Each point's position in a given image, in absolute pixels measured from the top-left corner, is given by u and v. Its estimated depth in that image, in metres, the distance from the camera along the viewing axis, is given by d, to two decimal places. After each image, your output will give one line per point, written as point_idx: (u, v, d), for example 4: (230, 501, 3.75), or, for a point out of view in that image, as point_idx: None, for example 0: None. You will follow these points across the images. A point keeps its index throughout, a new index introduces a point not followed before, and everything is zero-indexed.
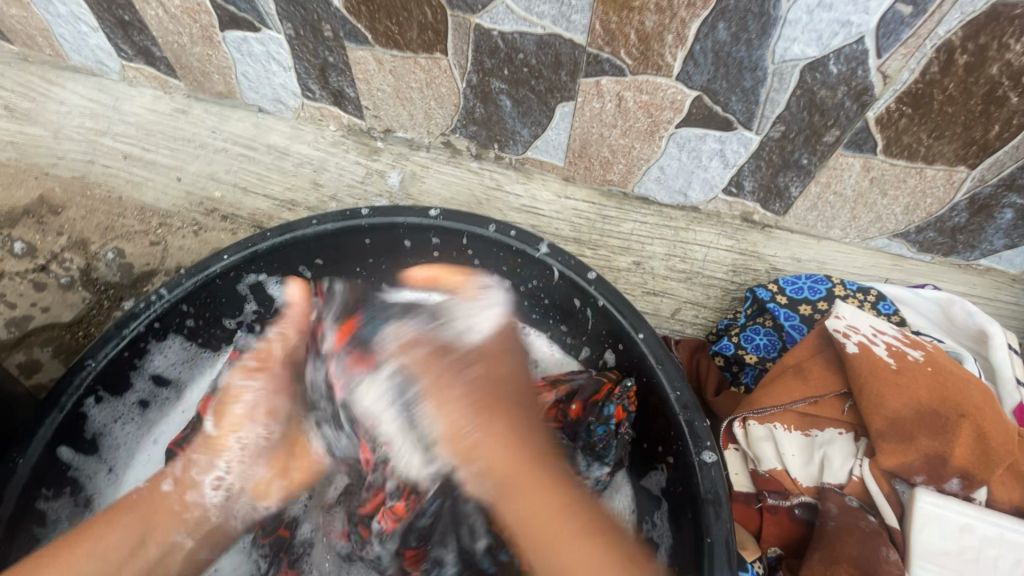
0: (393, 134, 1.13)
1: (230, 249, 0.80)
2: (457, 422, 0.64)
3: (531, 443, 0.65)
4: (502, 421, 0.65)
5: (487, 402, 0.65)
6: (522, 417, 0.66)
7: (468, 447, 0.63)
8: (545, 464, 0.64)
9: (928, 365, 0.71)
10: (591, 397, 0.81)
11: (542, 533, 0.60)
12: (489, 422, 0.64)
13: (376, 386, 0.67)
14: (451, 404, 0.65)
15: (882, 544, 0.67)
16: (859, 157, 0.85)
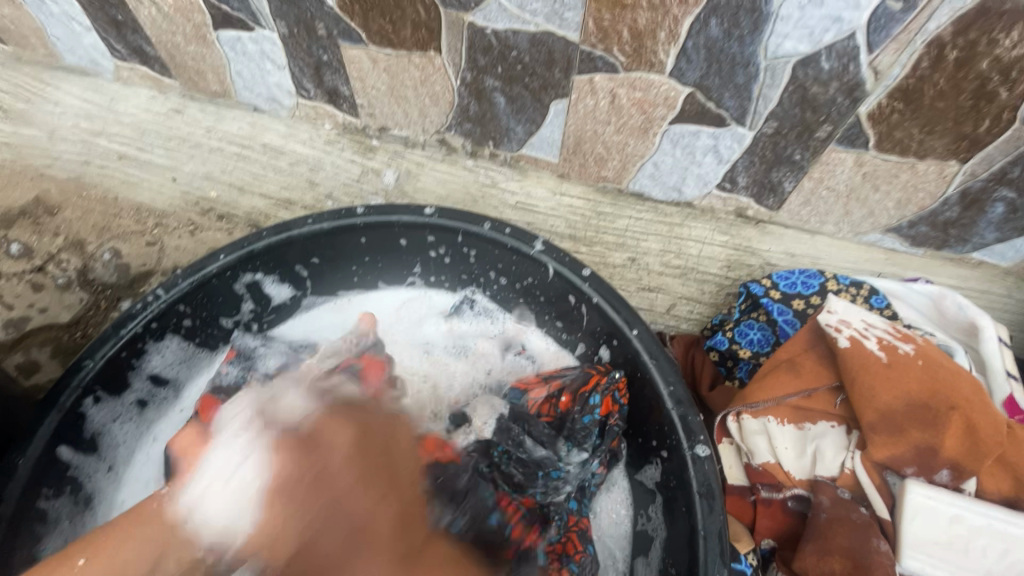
0: (388, 133, 1.13)
1: (226, 249, 0.80)
2: (289, 520, 0.57)
3: (371, 565, 0.54)
4: (322, 488, 0.58)
5: (363, 465, 0.60)
6: (363, 493, 0.58)
7: (332, 538, 0.55)
8: (406, 542, 0.57)
9: (919, 359, 0.72)
10: (579, 389, 0.82)
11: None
12: (326, 522, 0.56)
13: (228, 456, 0.63)
14: (281, 472, 0.59)
15: (873, 536, 0.68)
16: (851, 152, 0.85)
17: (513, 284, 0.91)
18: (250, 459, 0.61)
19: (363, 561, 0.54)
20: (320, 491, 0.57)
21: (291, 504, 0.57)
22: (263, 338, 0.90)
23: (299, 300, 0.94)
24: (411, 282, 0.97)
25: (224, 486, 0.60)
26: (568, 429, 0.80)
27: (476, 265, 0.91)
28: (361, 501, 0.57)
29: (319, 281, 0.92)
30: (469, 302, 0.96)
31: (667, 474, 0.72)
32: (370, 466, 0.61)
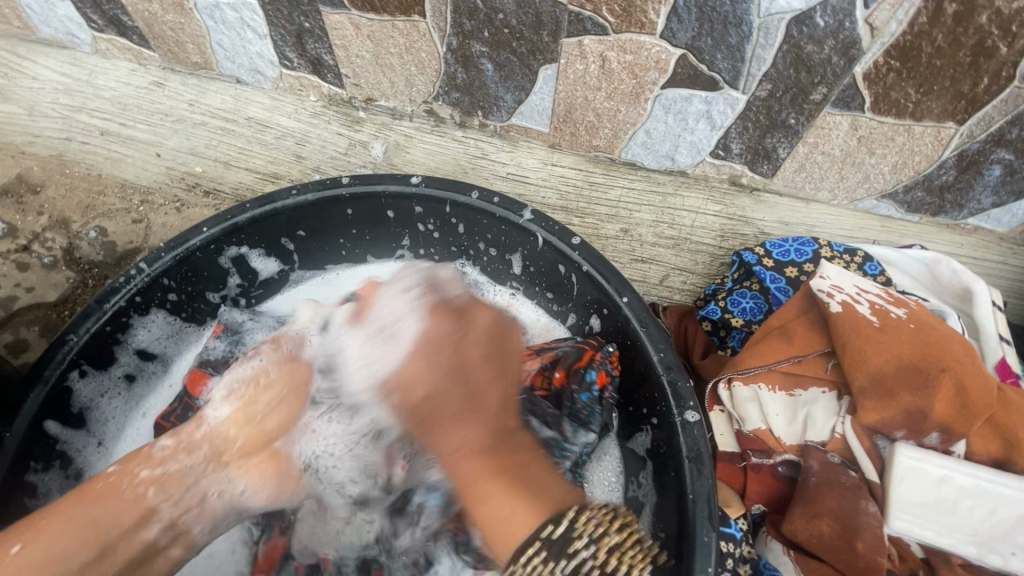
0: (375, 104, 1.10)
1: (210, 222, 0.78)
2: (420, 371, 0.68)
3: (476, 440, 0.65)
4: (462, 396, 0.66)
5: (452, 350, 0.68)
6: (484, 367, 0.68)
7: (446, 412, 0.66)
8: (498, 440, 0.66)
9: (910, 323, 0.72)
10: (574, 364, 0.80)
11: (496, 505, 0.61)
12: (444, 386, 0.66)
13: (381, 342, 0.72)
14: (422, 350, 0.69)
15: (861, 499, 0.69)
16: (847, 116, 0.83)
17: (502, 255, 0.90)
18: (410, 317, 0.71)
19: (457, 411, 0.65)
20: (460, 355, 0.68)
21: (427, 364, 0.68)
22: (250, 312, 0.89)
23: (287, 275, 0.93)
24: (400, 256, 0.96)
25: (387, 345, 0.71)
26: (571, 408, 0.79)
27: (465, 236, 0.89)
28: (484, 371, 0.68)
29: (307, 254, 0.91)
30: None
31: (657, 440, 0.72)
32: (461, 368, 0.67)
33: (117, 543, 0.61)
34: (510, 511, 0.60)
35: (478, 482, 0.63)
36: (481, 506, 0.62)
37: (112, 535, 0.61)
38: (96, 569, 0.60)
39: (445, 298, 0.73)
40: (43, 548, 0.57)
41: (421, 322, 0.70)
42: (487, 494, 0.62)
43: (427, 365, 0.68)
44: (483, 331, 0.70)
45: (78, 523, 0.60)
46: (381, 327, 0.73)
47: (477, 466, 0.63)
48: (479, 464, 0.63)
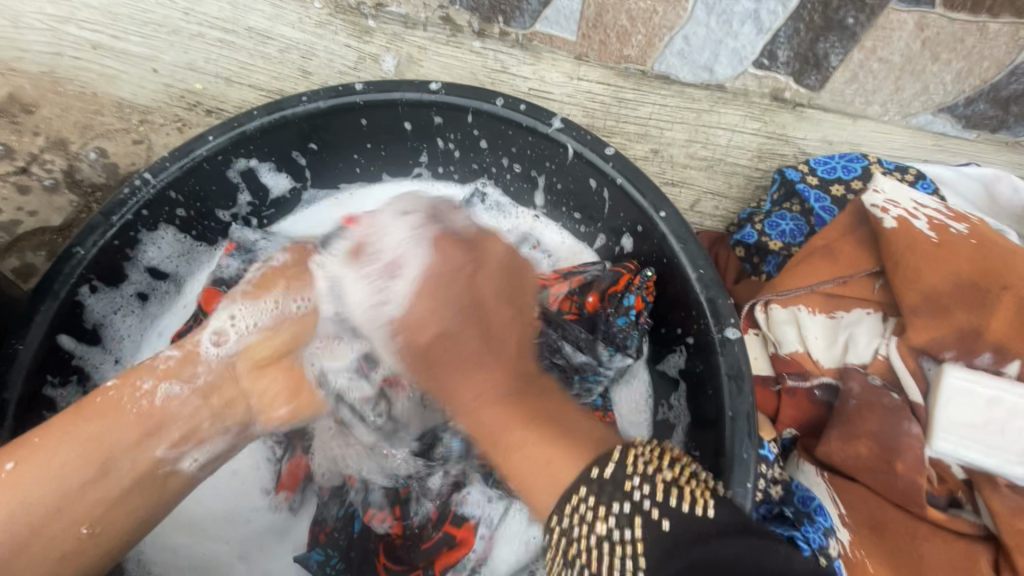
0: (385, 10, 1.00)
1: (215, 130, 0.73)
2: (438, 313, 0.58)
3: (486, 373, 0.58)
4: (459, 306, 0.59)
5: (446, 288, 0.59)
6: (456, 305, 0.59)
7: (459, 353, 0.58)
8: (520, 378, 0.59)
9: (973, 238, 0.67)
10: (609, 288, 0.76)
11: (529, 455, 0.52)
12: (456, 314, 0.58)
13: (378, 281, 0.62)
14: (424, 289, 0.60)
15: (904, 420, 0.66)
16: (913, 13, 0.75)
17: (528, 172, 0.84)
18: (415, 246, 0.62)
19: (471, 374, 0.57)
20: (447, 292, 0.59)
21: (433, 303, 0.59)
22: (262, 232, 0.84)
23: (299, 194, 0.88)
24: (417, 174, 0.90)
25: (389, 281, 0.61)
26: (603, 330, 0.76)
27: (488, 152, 0.84)
28: (497, 312, 0.60)
29: (319, 171, 0.86)
30: (480, 195, 0.89)
31: (692, 360, 0.69)
32: (459, 273, 0.60)
33: (121, 456, 0.56)
34: (544, 461, 0.51)
35: (507, 431, 0.54)
36: (511, 459, 0.53)
37: (113, 454, 0.56)
38: (100, 488, 0.55)
39: (448, 231, 0.64)
40: (40, 465, 0.53)
41: (429, 253, 0.61)
42: (480, 413, 0.56)
43: (442, 305, 0.58)
44: (495, 265, 0.62)
45: (77, 447, 0.55)
46: (325, 331, 0.67)
47: (501, 410, 0.56)
48: (501, 395, 0.57)
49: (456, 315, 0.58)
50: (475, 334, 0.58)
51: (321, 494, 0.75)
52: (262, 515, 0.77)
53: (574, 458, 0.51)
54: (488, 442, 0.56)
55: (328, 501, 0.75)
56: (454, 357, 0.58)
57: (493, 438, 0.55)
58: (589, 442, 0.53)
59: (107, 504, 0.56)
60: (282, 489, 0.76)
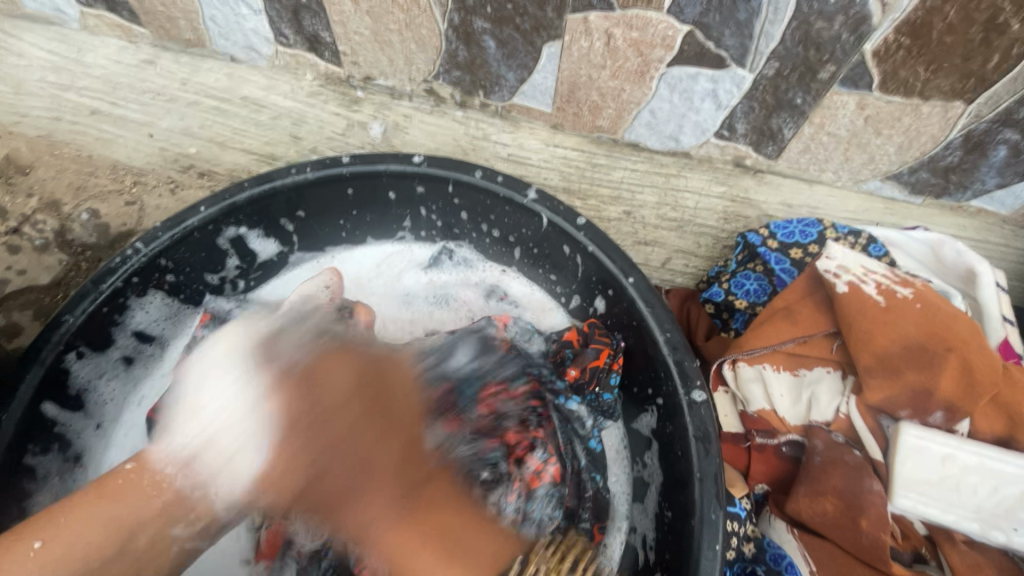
0: (373, 83, 1.07)
1: (207, 201, 0.77)
2: (292, 452, 0.62)
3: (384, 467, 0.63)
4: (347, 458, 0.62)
5: (348, 417, 0.64)
6: (370, 426, 0.64)
7: (339, 484, 0.62)
8: (401, 476, 0.63)
9: (918, 302, 0.71)
10: (592, 364, 0.80)
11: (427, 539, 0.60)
12: (331, 451, 0.62)
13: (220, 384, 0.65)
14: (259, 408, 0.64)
15: (866, 476, 0.69)
16: (854, 95, 0.82)
17: (506, 237, 0.88)
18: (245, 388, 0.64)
19: (360, 493, 0.61)
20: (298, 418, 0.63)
21: (292, 437, 0.62)
22: (237, 301, 0.89)
23: (286, 257, 0.91)
24: (399, 237, 0.94)
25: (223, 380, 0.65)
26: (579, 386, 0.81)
27: (468, 219, 0.88)
28: (362, 438, 0.63)
29: (306, 235, 0.89)
30: (447, 253, 0.94)
31: (662, 421, 0.72)
32: (377, 403, 0.66)
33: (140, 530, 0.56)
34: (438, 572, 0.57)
35: (399, 554, 0.59)
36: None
37: (136, 529, 0.56)
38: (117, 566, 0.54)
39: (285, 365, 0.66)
40: (59, 549, 0.52)
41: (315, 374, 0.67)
42: (324, 486, 0.62)
43: (341, 423, 0.64)
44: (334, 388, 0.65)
45: (109, 517, 0.55)
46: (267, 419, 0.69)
47: (373, 501, 0.61)
48: (406, 523, 0.60)
49: (315, 441, 0.63)
50: (368, 417, 0.65)
51: (300, 560, 0.75)
52: None
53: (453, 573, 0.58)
54: (364, 540, 0.60)
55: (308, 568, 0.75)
56: (333, 442, 0.62)
57: (368, 535, 0.60)
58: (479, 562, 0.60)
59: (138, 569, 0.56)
60: (261, 557, 0.76)
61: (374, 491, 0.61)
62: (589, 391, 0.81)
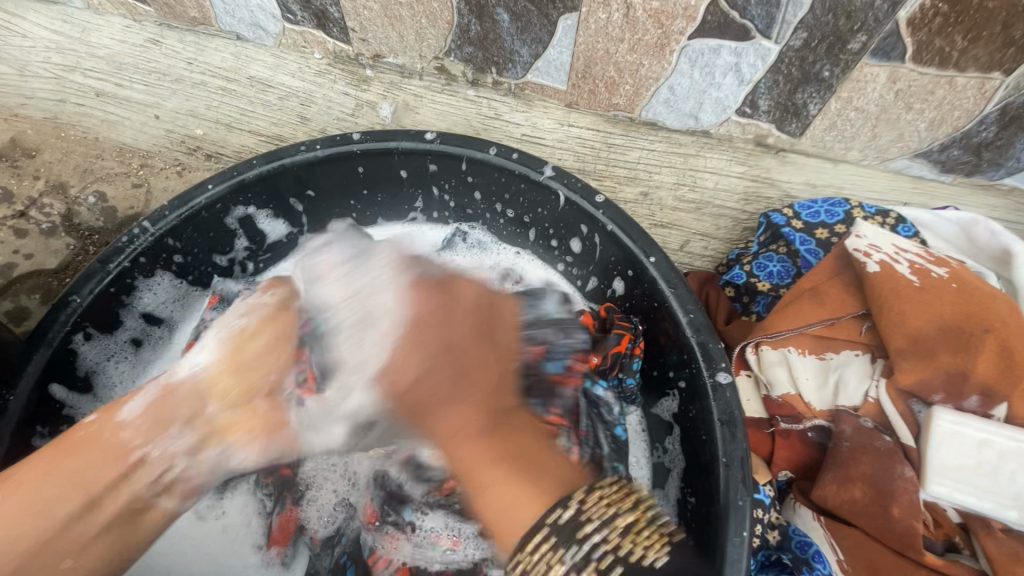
0: (383, 61, 1.03)
1: (215, 178, 0.75)
2: (411, 354, 0.61)
3: (489, 403, 0.61)
4: (469, 378, 0.61)
5: (428, 333, 0.62)
6: (474, 341, 0.63)
7: (439, 393, 0.60)
8: (502, 408, 0.62)
9: (953, 282, 0.68)
10: (614, 350, 0.77)
11: (515, 473, 0.57)
12: (436, 365, 0.61)
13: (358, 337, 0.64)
14: (410, 328, 0.62)
15: (897, 462, 0.67)
16: (885, 67, 0.79)
17: (521, 218, 0.86)
18: (384, 291, 0.65)
19: (455, 410, 0.60)
20: (433, 326, 0.62)
21: (412, 348, 0.61)
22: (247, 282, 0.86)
23: (295, 239, 0.89)
24: (412, 218, 0.92)
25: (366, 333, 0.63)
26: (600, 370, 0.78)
27: (482, 199, 0.86)
28: (469, 350, 0.62)
29: (315, 217, 0.87)
30: (461, 234, 0.91)
31: (685, 405, 0.70)
32: (477, 320, 0.65)
33: (102, 493, 0.55)
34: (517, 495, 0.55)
35: (480, 468, 0.57)
36: (484, 492, 0.57)
37: (98, 487, 0.55)
38: (85, 522, 0.54)
39: (425, 273, 0.68)
40: (21, 504, 0.52)
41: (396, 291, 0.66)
42: (432, 388, 0.60)
43: (413, 336, 0.62)
44: (466, 304, 0.65)
45: (62, 472, 0.54)
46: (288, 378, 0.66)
47: (467, 410, 0.60)
48: (485, 437, 0.59)
49: (455, 345, 0.62)
50: (438, 327, 0.62)
51: (312, 546, 0.74)
52: (253, 571, 0.75)
53: (537, 497, 0.55)
54: (449, 448, 0.60)
55: (320, 553, 0.74)
56: (442, 344, 0.61)
57: (452, 440, 0.60)
58: (558, 482, 0.57)
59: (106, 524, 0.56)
60: (273, 544, 0.75)
61: (465, 406, 0.60)
62: (612, 375, 0.79)
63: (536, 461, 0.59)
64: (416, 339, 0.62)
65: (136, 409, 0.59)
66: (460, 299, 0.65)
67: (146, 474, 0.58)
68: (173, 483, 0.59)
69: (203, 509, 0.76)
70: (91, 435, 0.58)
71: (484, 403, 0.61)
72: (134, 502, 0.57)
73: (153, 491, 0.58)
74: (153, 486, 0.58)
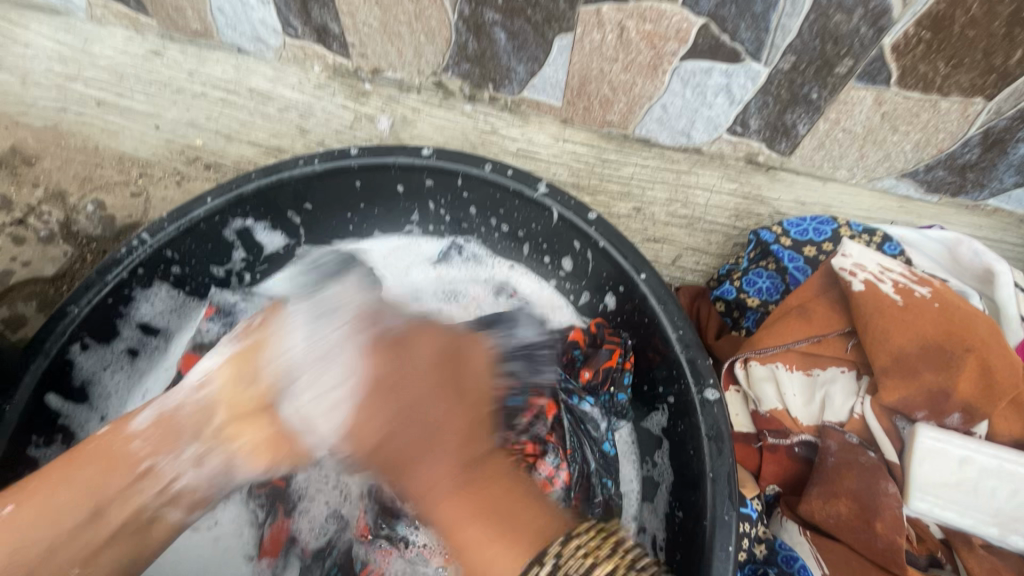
0: (381, 75, 1.06)
1: (213, 192, 0.76)
2: (372, 416, 0.61)
3: (459, 453, 0.59)
4: (427, 431, 0.59)
5: (384, 390, 0.61)
6: (438, 399, 0.61)
7: (405, 451, 0.59)
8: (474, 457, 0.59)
9: (935, 302, 0.70)
10: (603, 365, 0.79)
11: (483, 523, 0.54)
12: (401, 420, 0.60)
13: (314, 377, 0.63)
14: (364, 395, 0.62)
15: (882, 479, 0.68)
16: (871, 90, 0.81)
17: (515, 232, 0.87)
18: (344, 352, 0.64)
19: (427, 471, 0.58)
20: (383, 391, 0.61)
21: (376, 403, 0.61)
22: (243, 293, 0.89)
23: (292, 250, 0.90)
24: (407, 231, 0.93)
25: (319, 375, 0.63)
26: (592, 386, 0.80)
27: (477, 214, 0.87)
28: (439, 407, 0.60)
29: (313, 229, 0.88)
30: (457, 248, 0.93)
31: (674, 419, 0.71)
32: (443, 384, 0.63)
33: (109, 503, 0.56)
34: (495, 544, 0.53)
35: (460, 527, 0.55)
36: (465, 552, 0.55)
37: (106, 499, 0.56)
38: (91, 532, 0.54)
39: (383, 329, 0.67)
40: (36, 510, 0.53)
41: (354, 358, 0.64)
42: (399, 456, 0.59)
43: (371, 400, 0.61)
44: (426, 353, 0.64)
45: (87, 480, 0.55)
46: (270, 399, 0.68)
47: (442, 469, 0.57)
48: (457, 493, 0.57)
49: (414, 399, 0.60)
50: (383, 392, 0.61)
51: (304, 558, 0.76)
52: None
53: (516, 552, 0.52)
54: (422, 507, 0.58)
55: (311, 565, 0.75)
56: (402, 402, 0.60)
57: (427, 499, 0.57)
58: (528, 534, 0.53)
59: (129, 531, 0.57)
60: (265, 555, 0.76)
61: (433, 466, 0.57)
62: (604, 391, 0.80)
63: (515, 519, 0.55)
64: (375, 401, 0.61)
65: (146, 419, 0.60)
66: (415, 355, 0.63)
67: (153, 484, 0.58)
68: (177, 496, 0.59)
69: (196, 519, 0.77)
70: (102, 443, 0.58)
71: (455, 459, 0.58)
72: (141, 514, 0.57)
73: (160, 502, 0.58)
74: (159, 497, 0.58)
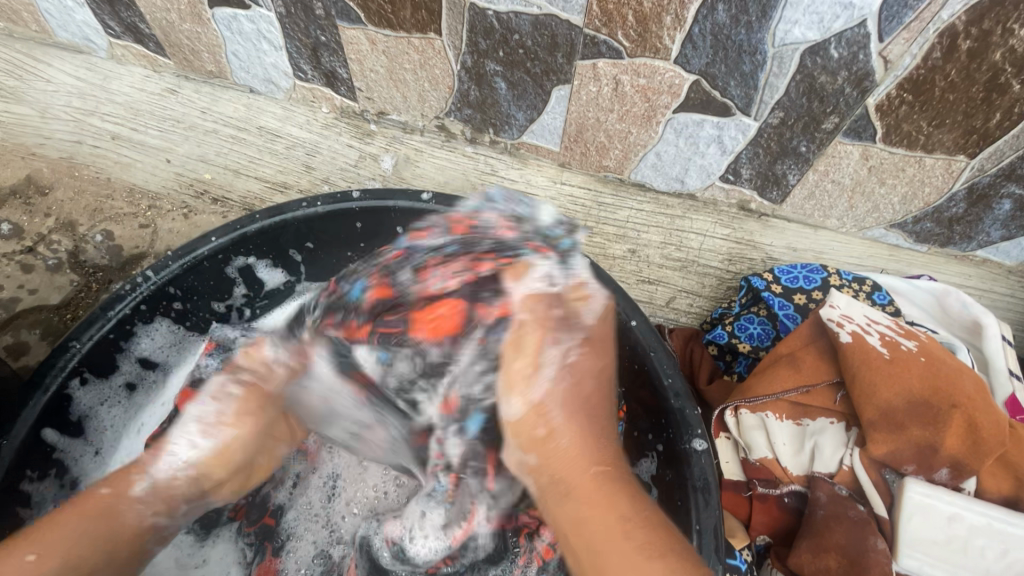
0: (387, 118, 1.09)
1: (218, 231, 0.78)
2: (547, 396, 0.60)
3: (598, 448, 0.58)
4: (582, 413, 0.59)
5: (587, 372, 0.62)
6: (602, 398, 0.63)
7: (565, 426, 0.58)
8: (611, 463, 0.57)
9: (921, 356, 0.71)
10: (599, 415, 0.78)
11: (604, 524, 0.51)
12: (577, 407, 0.60)
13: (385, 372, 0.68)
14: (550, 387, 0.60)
15: (870, 533, 0.67)
16: (858, 145, 0.83)
17: None
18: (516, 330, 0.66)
19: (573, 449, 0.57)
20: (576, 369, 0.62)
21: (564, 390, 0.60)
22: (242, 328, 0.87)
23: (293, 287, 0.93)
24: None
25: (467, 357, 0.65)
26: None
27: None
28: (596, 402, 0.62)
29: (313, 266, 0.91)
30: None
31: (663, 467, 0.71)
32: (602, 388, 0.63)
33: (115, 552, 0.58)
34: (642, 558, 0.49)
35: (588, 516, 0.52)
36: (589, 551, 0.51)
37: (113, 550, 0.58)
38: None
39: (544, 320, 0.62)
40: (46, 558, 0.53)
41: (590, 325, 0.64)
42: (554, 440, 0.57)
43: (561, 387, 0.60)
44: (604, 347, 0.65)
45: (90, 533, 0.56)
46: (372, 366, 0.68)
47: (583, 445, 0.57)
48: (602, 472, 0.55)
49: (580, 392, 0.61)
50: (597, 364, 0.64)
51: None
52: None
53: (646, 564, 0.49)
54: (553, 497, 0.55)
55: None
56: (582, 379, 0.61)
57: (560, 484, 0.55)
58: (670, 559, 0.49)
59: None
60: None
61: (580, 468, 0.55)
62: None
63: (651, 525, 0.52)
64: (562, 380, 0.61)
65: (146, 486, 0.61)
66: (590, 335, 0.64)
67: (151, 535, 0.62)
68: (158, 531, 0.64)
69: (185, 557, 0.76)
70: (105, 508, 0.58)
71: (597, 466, 0.56)
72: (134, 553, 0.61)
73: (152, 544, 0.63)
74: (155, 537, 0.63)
